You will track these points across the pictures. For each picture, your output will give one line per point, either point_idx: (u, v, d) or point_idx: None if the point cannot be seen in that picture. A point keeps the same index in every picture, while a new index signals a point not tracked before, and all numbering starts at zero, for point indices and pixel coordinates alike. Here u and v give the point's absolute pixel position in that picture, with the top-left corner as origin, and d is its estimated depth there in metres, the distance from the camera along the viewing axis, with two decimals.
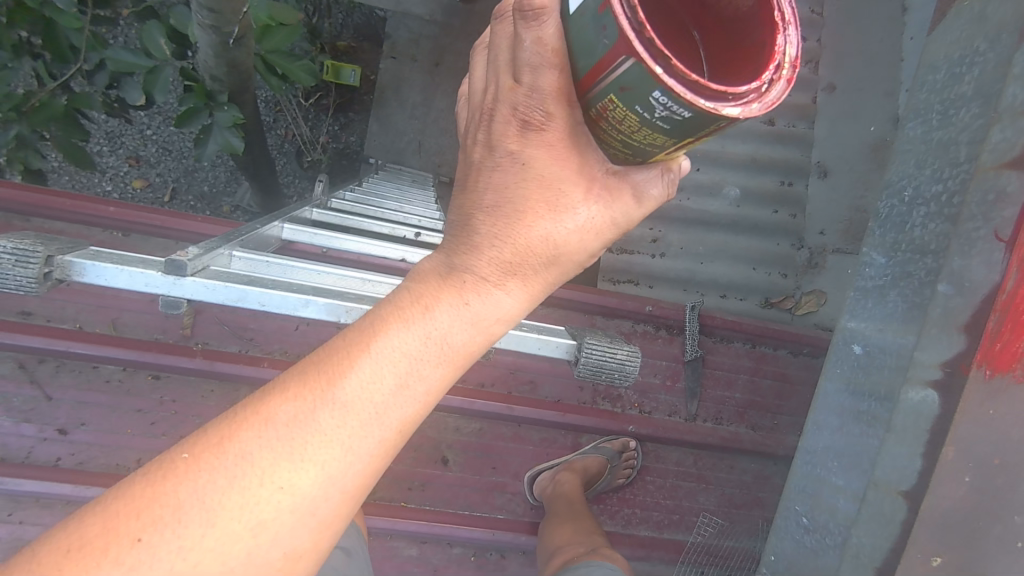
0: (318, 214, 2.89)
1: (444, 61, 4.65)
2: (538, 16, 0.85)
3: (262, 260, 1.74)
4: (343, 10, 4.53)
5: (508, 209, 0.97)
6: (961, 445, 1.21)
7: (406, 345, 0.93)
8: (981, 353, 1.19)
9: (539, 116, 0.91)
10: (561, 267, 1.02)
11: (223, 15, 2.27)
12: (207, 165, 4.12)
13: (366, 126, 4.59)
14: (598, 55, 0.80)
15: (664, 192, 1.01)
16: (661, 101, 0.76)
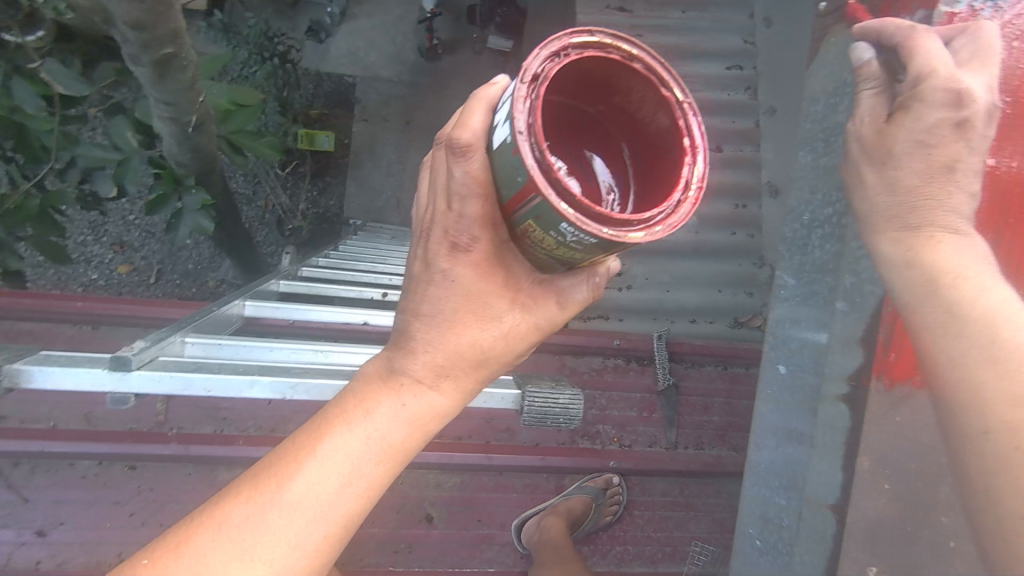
0: (285, 285, 2.95)
1: (414, 119, 4.84)
2: (466, 151, 0.92)
3: (216, 343, 1.79)
4: (313, 82, 4.65)
5: (437, 319, 1.03)
6: (873, 454, 1.31)
7: (348, 447, 1.03)
8: (878, 366, 1.31)
9: (466, 240, 0.97)
10: (491, 367, 1.10)
11: (181, 106, 2.38)
12: (190, 244, 4.22)
13: (343, 189, 4.68)
14: (515, 188, 0.85)
15: (590, 292, 1.10)
16: (570, 231, 0.82)
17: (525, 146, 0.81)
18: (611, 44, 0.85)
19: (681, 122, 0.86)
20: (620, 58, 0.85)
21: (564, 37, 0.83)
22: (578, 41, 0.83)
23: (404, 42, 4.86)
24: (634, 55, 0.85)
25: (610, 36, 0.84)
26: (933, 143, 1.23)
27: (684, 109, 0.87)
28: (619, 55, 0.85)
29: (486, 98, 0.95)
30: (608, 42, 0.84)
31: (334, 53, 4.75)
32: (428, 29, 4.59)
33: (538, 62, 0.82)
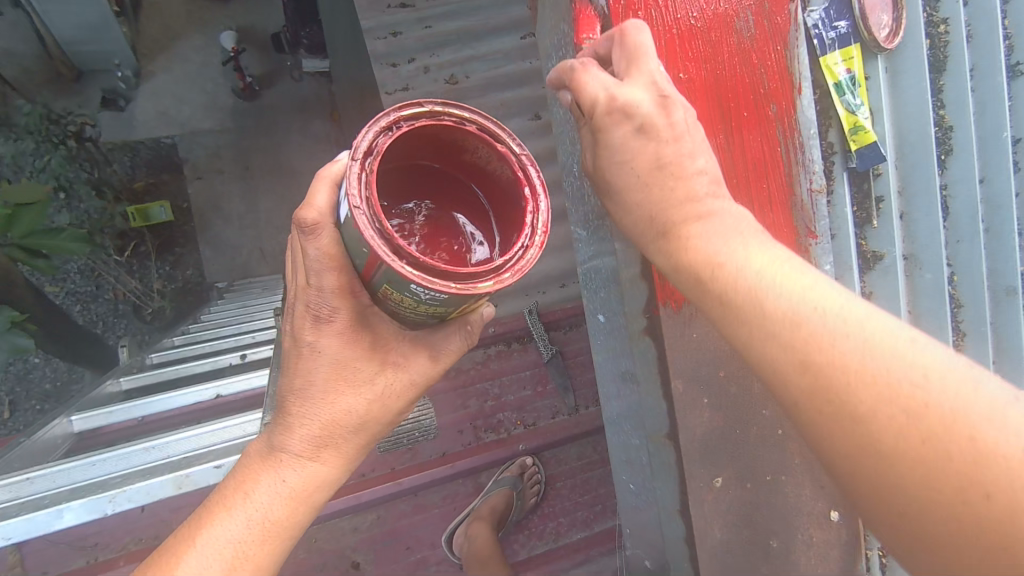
0: (129, 381, 2.64)
1: (253, 163, 4.54)
2: (314, 229, 0.92)
3: (25, 478, 1.48)
4: (125, 153, 4.22)
5: (310, 390, 1.04)
6: (685, 375, 1.16)
7: (229, 533, 1.02)
8: (660, 295, 1.15)
9: (326, 311, 0.99)
10: (371, 430, 1.10)
11: None
12: (40, 361, 3.61)
13: (198, 255, 4.32)
14: (364, 255, 0.86)
15: (466, 342, 1.08)
16: (420, 289, 0.83)
17: (362, 217, 0.81)
18: (442, 111, 0.88)
19: (520, 169, 0.91)
20: (452, 122, 0.88)
21: (393, 112, 0.86)
22: (407, 114, 0.86)
23: (216, 88, 4.51)
24: (465, 118, 0.88)
25: (439, 104, 0.87)
26: (629, 162, 1.08)
27: (524, 160, 0.91)
28: (451, 119, 0.88)
29: (329, 176, 0.95)
30: (438, 110, 0.87)
31: (141, 116, 4.32)
32: (237, 68, 4.27)
33: (368, 139, 0.85)
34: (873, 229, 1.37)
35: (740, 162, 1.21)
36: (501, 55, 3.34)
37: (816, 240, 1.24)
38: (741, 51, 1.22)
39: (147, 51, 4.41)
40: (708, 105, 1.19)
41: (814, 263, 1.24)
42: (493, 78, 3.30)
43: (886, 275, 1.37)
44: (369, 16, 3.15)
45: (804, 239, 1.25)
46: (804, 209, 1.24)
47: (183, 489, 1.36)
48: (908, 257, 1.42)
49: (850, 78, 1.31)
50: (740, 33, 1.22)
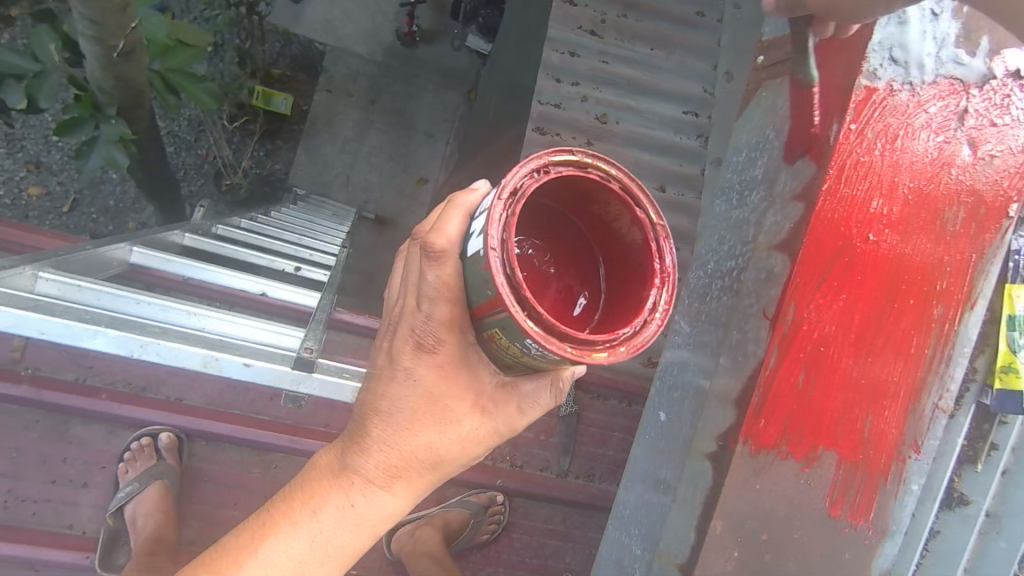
0: (190, 240, 2.68)
1: (380, 100, 4.66)
2: (439, 257, 0.97)
3: (74, 284, 1.53)
4: (280, 40, 4.41)
5: (397, 419, 1.10)
6: (730, 518, 1.06)
7: (295, 546, 1.14)
8: (746, 428, 1.05)
9: (430, 341, 1.04)
10: (443, 468, 1.17)
11: (108, 27, 2.19)
12: (116, 179, 3.75)
13: (295, 154, 4.41)
14: (485, 297, 0.88)
15: (551, 397, 1.15)
16: (533, 345, 0.83)
17: (496, 262, 0.83)
18: (591, 162, 0.87)
19: (653, 243, 0.88)
20: (597, 176, 0.87)
21: (544, 155, 0.85)
22: (558, 160, 0.85)
23: (381, 22, 4.70)
24: (611, 174, 0.87)
25: (590, 156, 0.86)
26: None
27: (657, 232, 0.89)
28: (597, 173, 0.87)
29: (464, 204, 1.00)
30: (587, 161, 0.86)
31: (309, 16, 4.54)
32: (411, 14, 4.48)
33: (516, 179, 0.84)
34: (973, 472, 1.29)
35: (878, 336, 1.06)
36: (658, 117, 3.34)
37: (917, 455, 1.11)
38: (938, 240, 1.07)
39: None
40: (880, 273, 1.05)
41: (903, 476, 1.12)
42: (641, 135, 3.29)
43: (963, 523, 1.29)
44: (560, 27, 3.21)
45: (905, 449, 1.11)
46: (922, 420, 1.11)
47: (207, 369, 1.36)
48: (991, 514, 1.30)
49: None
50: (945, 224, 1.08)
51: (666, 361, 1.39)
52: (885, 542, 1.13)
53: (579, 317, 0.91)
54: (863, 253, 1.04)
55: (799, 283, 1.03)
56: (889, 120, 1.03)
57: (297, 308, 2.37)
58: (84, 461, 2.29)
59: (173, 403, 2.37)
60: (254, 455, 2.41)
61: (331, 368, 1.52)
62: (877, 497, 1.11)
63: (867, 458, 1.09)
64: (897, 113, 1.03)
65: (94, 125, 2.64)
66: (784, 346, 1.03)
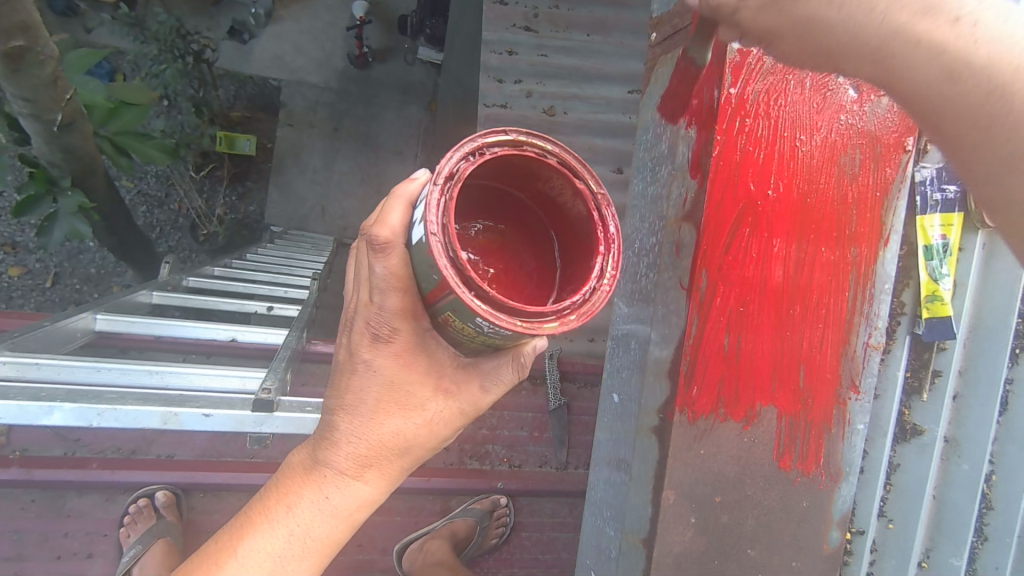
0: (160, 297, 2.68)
1: (339, 127, 4.67)
2: (385, 248, 0.93)
3: (34, 363, 1.54)
4: (233, 82, 4.42)
5: (361, 409, 1.06)
6: (680, 487, 1.08)
7: (270, 545, 1.10)
8: (680, 398, 1.07)
9: (385, 332, 0.99)
10: (414, 454, 1.12)
11: (43, 103, 2.21)
12: (93, 246, 3.77)
13: (265, 194, 4.43)
14: (432, 283, 0.86)
15: (514, 373, 1.09)
16: (485, 324, 0.82)
17: (438, 246, 0.81)
18: (526, 141, 0.86)
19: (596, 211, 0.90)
20: (534, 153, 0.87)
21: (478, 138, 0.84)
22: (493, 141, 0.84)
23: (332, 48, 4.73)
24: (548, 151, 0.87)
25: (524, 134, 0.85)
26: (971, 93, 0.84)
27: (600, 199, 0.90)
28: (534, 150, 0.87)
29: (405, 194, 0.96)
30: (522, 139, 0.86)
31: (258, 53, 4.55)
32: (357, 36, 4.49)
33: (451, 163, 0.83)
34: (921, 402, 1.32)
35: (807, 280, 1.09)
36: (606, 102, 3.35)
37: (858, 396, 1.14)
38: (841, 183, 1.10)
39: None
40: (791, 220, 1.07)
41: (847, 417, 1.15)
42: (590, 121, 3.31)
43: (920, 452, 1.33)
44: (493, 29, 3.23)
45: (845, 391, 1.14)
46: (854, 361, 1.13)
47: (167, 426, 1.38)
48: (950, 440, 1.35)
49: (944, 245, 1.23)
50: (843, 168, 1.10)
51: (615, 335, 1.41)
52: (841, 485, 1.15)
53: (528, 295, 0.91)
54: (764, 209, 1.06)
55: (707, 250, 1.05)
56: (769, 79, 1.05)
57: (272, 347, 2.39)
58: (86, 531, 2.31)
59: (166, 460, 2.39)
60: (253, 497, 2.42)
61: (294, 405, 1.55)
62: (824, 443, 1.14)
63: (807, 407, 1.12)
64: (776, 68, 1.05)
65: (52, 198, 2.67)
66: (703, 313, 1.05)
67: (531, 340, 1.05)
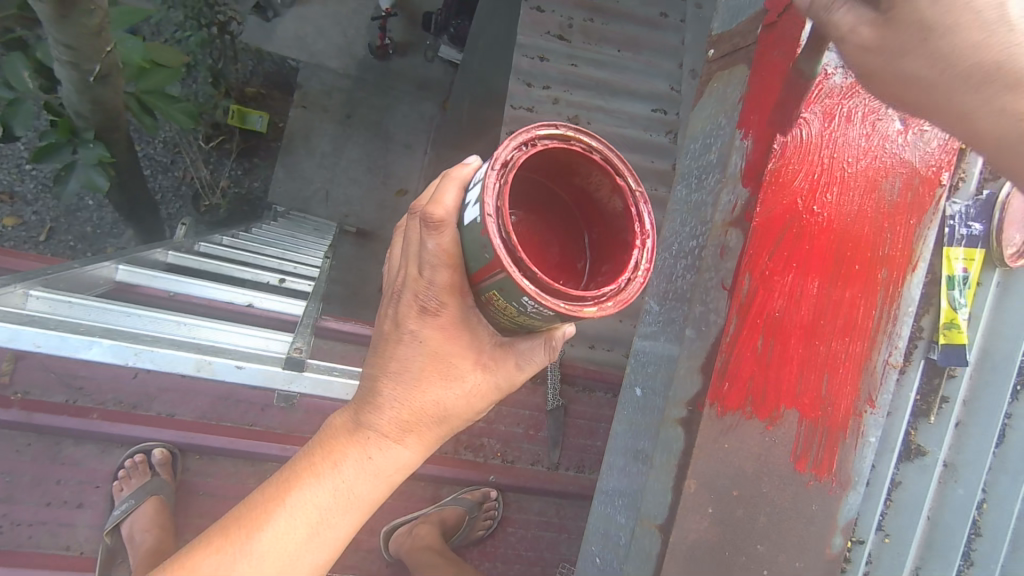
0: (174, 257, 2.73)
1: (355, 113, 4.72)
2: (438, 226, 0.96)
3: (66, 301, 1.60)
4: (253, 58, 4.45)
5: (406, 373, 1.05)
6: (702, 477, 1.13)
7: (314, 503, 1.07)
8: (712, 392, 1.12)
9: (433, 305, 1.01)
10: (453, 422, 1.12)
11: (83, 53, 2.23)
12: (91, 204, 3.75)
13: (271, 173, 4.43)
14: (482, 261, 0.90)
15: (546, 355, 1.16)
16: (530, 304, 0.86)
17: (492, 227, 0.85)
18: (574, 137, 0.90)
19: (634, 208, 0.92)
20: (580, 148, 0.90)
21: (532, 129, 0.88)
22: (545, 133, 0.88)
23: (355, 36, 4.82)
24: (593, 147, 0.90)
25: (573, 129, 0.90)
26: None
27: (638, 198, 0.93)
28: (580, 146, 0.90)
29: (459, 177, 1.00)
30: (571, 135, 0.90)
31: (280, 33, 4.62)
32: (381, 28, 4.60)
33: (507, 151, 0.87)
34: (927, 424, 1.39)
35: (829, 299, 1.15)
36: (628, 117, 3.44)
37: (873, 410, 1.20)
38: (878, 208, 1.16)
39: None
40: (825, 244, 1.14)
41: (861, 430, 1.20)
42: (612, 134, 3.39)
43: (921, 472, 1.40)
44: (528, 34, 3.29)
45: (861, 405, 1.20)
46: (874, 377, 1.19)
47: (201, 373, 1.41)
48: (948, 464, 1.42)
49: (965, 278, 1.30)
50: (884, 194, 1.16)
51: (637, 353, 1.45)
52: (850, 493, 1.21)
53: (567, 283, 0.94)
54: (808, 224, 1.13)
55: (752, 255, 1.11)
56: (825, 103, 1.13)
57: (284, 318, 2.42)
58: (77, 482, 2.29)
59: (165, 418, 2.38)
60: (249, 465, 2.43)
61: (320, 368, 1.60)
62: (837, 452, 1.20)
63: (827, 415, 1.18)
64: (831, 96, 1.13)
65: (72, 149, 2.65)
66: (743, 315, 1.11)
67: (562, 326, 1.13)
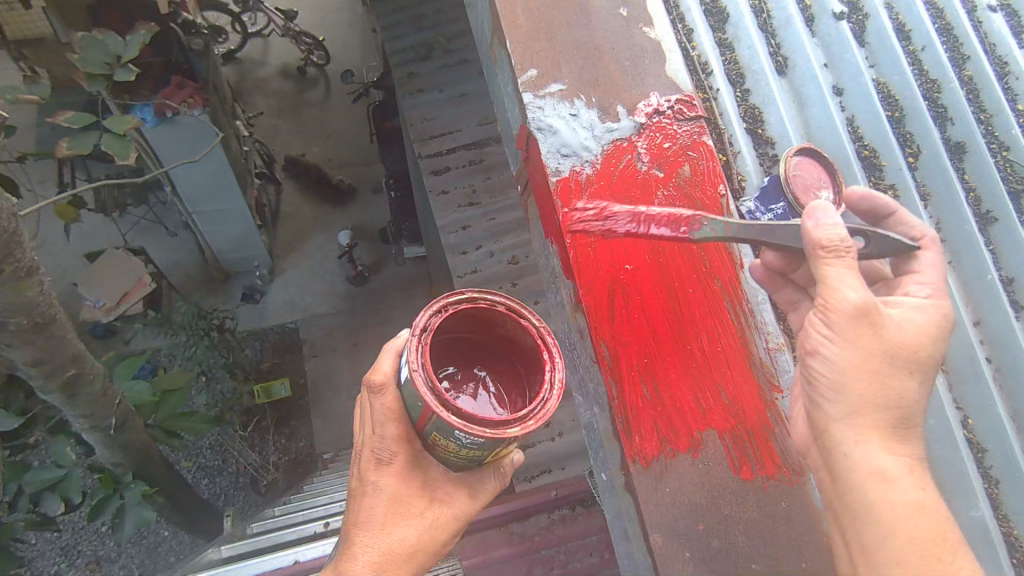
0: (229, 549, 2.87)
1: (360, 338, 5.17)
2: (381, 387, 1.19)
3: None
4: (257, 338, 5.01)
5: (372, 520, 1.24)
6: (663, 528, 1.21)
7: None
8: (629, 450, 1.26)
9: (386, 454, 1.23)
10: (423, 560, 1.25)
11: (97, 414, 2.60)
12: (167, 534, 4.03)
13: (310, 427, 4.74)
14: (418, 408, 1.10)
15: (497, 482, 1.31)
16: (462, 435, 1.04)
17: (421, 381, 1.04)
18: (481, 296, 1.11)
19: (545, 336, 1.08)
20: (487, 303, 1.11)
21: (443, 299, 1.09)
22: (454, 300, 1.10)
23: (334, 277, 5.41)
24: (496, 301, 1.11)
25: (477, 291, 1.11)
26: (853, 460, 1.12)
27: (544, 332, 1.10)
28: (487, 302, 1.11)
29: (394, 346, 1.23)
30: (477, 295, 1.11)
31: (272, 307, 5.20)
32: (350, 259, 5.17)
33: (424, 318, 1.08)
34: None
35: (690, 326, 1.32)
36: None
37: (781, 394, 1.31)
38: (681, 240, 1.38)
39: (283, 252, 5.45)
40: (653, 288, 1.33)
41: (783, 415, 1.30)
42: None
43: None
44: None
45: (770, 394, 1.31)
46: (765, 368, 1.33)
47: None
48: None
49: None
50: None
51: (586, 424, 1.48)
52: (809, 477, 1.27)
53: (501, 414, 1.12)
54: (629, 280, 1.33)
55: (598, 326, 1.30)
56: (593, 187, 1.38)
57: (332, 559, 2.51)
58: None
59: None
60: None
61: None
62: (773, 445, 1.28)
63: (741, 419, 1.29)
64: (593, 182, 1.38)
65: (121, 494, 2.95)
66: (615, 375, 1.28)
67: (509, 454, 1.29)
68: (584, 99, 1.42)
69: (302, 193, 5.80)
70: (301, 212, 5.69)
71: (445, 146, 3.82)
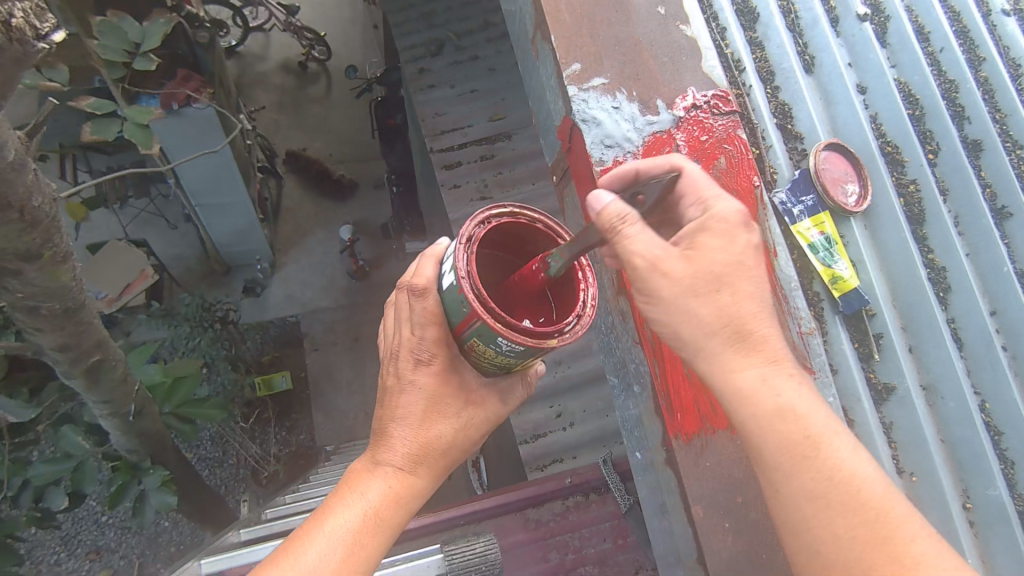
0: (245, 533, 2.91)
1: (361, 334, 5.21)
2: (422, 291, 1.23)
3: None
4: (258, 332, 5.03)
5: (410, 415, 1.29)
6: (702, 501, 1.28)
7: (343, 524, 1.21)
8: (672, 427, 1.33)
9: (426, 355, 1.26)
10: (456, 456, 1.33)
11: (117, 400, 2.62)
12: (168, 525, 4.01)
13: (310, 420, 4.78)
14: (461, 314, 1.15)
15: (522, 388, 1.40)
16: (503, 342, 1.11)
17: (467, 286, 1.11)
18: (521, 212, 1.20)
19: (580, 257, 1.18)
20: (527, 221, 1.20)
21: (486, 210, 1.16)
22: (496, 212, 1.17)
23: (334, 273, 5.45)
24: (535, 219, 1.20)
25: (517, 207, 1.19)
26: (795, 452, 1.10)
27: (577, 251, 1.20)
28: (526, 219, 1.20)
29: (434, 253, 1.28)
30: (517, 212, 1.19)
31: (273, 300, 5.24)
32: (352, 256, 5.20)
33: (470, 228, 1.15)
34: (879, 363, 1.56)
35: None
36: None
37: (815, 374, 1.42)
38: None
39: (284, 247, 5.48)
40: None
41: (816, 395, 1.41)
42: None
43: (902, 405, 1.54)
44: None
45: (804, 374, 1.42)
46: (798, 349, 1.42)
47: None
48: (927, 386, 1.58)
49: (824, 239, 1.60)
50: None
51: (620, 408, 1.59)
52: None
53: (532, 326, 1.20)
54: None
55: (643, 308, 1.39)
56: None
57: None
58: None
59: None
60: None
61: None
62: None
63: None
64: None
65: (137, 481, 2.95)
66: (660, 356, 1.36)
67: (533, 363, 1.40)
68: (625, 92, 1.48)
69: (306, 187, 5.83)
70: (303, 206, 5.72)
71: (457, 141, 3.86)
